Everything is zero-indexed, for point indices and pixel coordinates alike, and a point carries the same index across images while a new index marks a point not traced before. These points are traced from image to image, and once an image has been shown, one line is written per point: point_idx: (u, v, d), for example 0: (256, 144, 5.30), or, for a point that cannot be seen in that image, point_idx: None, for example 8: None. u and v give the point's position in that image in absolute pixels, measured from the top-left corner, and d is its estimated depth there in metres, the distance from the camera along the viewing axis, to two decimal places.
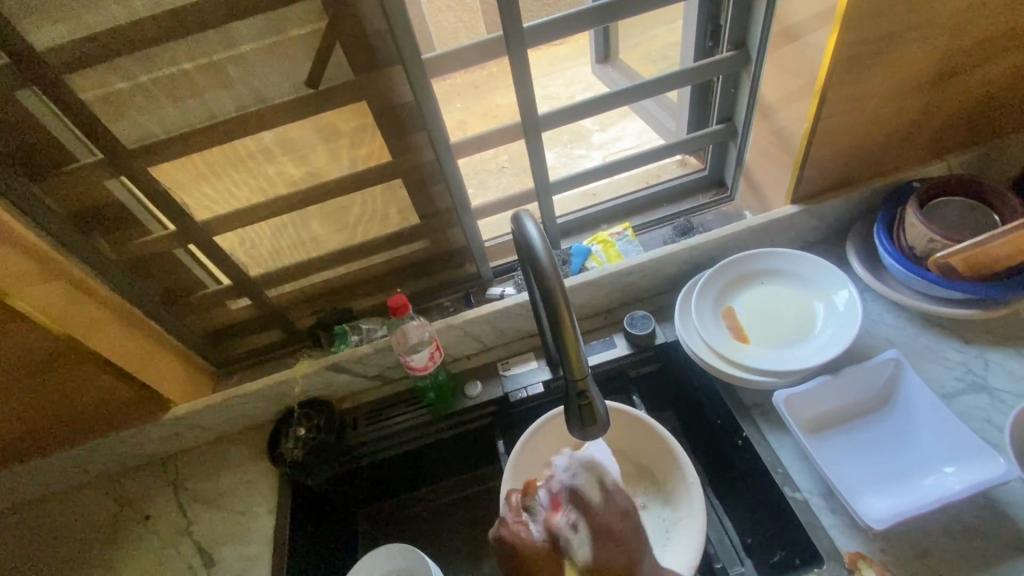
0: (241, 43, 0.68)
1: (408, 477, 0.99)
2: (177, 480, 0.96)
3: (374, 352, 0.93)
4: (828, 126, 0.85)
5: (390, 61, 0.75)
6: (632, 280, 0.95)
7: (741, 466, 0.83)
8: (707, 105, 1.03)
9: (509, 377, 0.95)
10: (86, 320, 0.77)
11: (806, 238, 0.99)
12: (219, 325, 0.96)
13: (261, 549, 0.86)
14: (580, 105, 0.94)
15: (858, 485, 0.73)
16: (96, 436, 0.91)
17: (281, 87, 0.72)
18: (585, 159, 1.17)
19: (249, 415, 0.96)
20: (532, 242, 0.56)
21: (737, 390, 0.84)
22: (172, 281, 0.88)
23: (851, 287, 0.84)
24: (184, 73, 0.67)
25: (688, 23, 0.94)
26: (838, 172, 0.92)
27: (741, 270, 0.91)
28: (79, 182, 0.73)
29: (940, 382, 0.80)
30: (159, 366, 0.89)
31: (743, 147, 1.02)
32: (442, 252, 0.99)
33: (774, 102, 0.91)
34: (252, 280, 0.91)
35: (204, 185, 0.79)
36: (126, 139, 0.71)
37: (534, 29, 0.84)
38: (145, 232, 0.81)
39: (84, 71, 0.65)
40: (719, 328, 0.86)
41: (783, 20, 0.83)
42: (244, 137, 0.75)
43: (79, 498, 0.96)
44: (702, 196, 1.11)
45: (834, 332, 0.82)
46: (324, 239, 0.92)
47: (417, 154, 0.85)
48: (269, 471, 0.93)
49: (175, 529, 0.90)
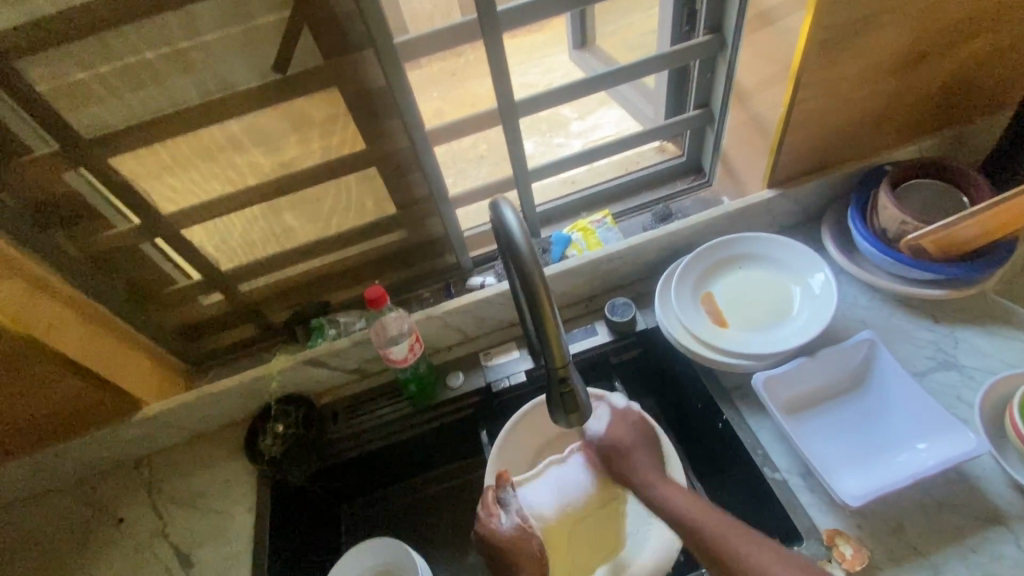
0: (203, 27, 0.65)
1: (392, 470, 0.98)
2: (152, 482, 0.93)
3: (352, 345, 0.91)
4: (804, 110, 0.85)
5: (360, 45, 0.72)
6: (612, 267, 0.95)
7: (722, 448, 0.84)
8: (685, 90, 1.03)
9: (491, 367, 0.95)
10: (49, 320, 0.74)
11: (783, 222, 1.00)
12: (190, 321, 0.93)
13: (241, 548, 0.84)
14: (559, 90, 0.93)
15: (834, 463, 0.74)
16: (63, 439, 0.88)
17: (248, 74, 0.69)
18: (563, 147, 1.17)
19: (226, 412, 0.94)
20: (509, 228, 0.55)
21: (717, 374, 0.85)
22: (139, 276, 0.85)
23: (827, 270, 0.85)
24: (143, 60, 0.64)
25: (665, 8, 0.94)
26: (813, 156, 0.93)
27: (719, 256, 0.91)
28: (35, 176, 0.70)
29: (913, 361, 0.82)
30: (129, 365, 0.86)
31: (720, 131, 1.02)
32: (420, 243, 0.97)
33: (750, 86, 0.91)
34: (223, 275, 0.89)
35: (169, 177, 0.76)
36: (84, 130, 0.68)
37: (509, 13, 0.82)
38: (108, 226, 0.78)
39: (34, 56, 0.61)
40: (698, 312, 0.87)
41: (759, 3, 0.83)
42: (209, 125, 0.72)
43: (48, 503, 0.93)
44: (680, 182, 1.11)
45: (810, 314, 0.84)
46: (299, 231, 0.89)
47: (392, 142, 0.83)
48: (248, 469, 0.91)
49: (152, 531, 0.88)
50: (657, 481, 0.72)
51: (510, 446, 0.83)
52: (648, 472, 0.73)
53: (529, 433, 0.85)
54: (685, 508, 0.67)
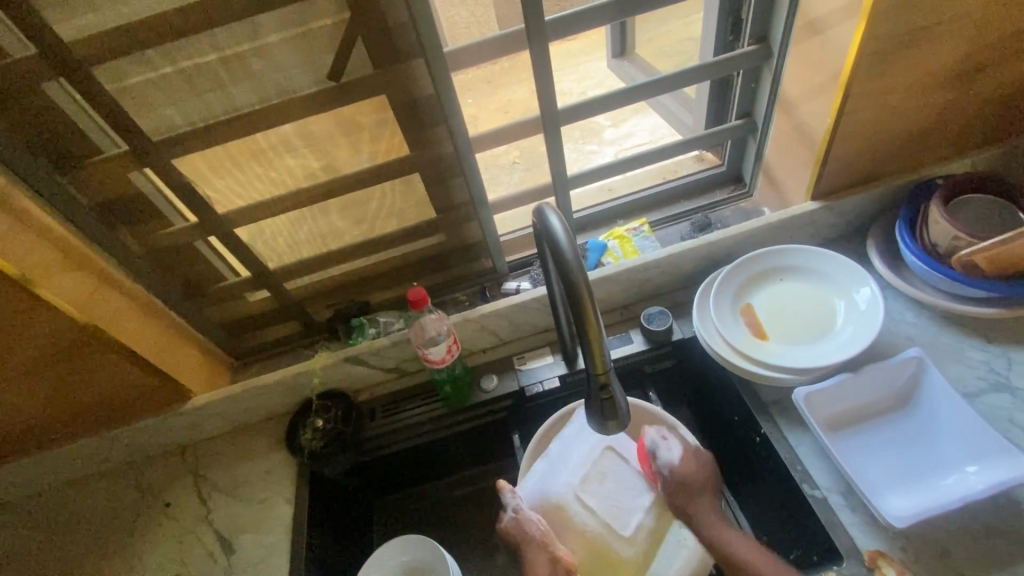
0: (265, 36, 0.68)
1: (424, 468, 1.00)
2: (198, 468, 0.97)
3: (391, 344, 0.93)
4: (853, 121, 0.83)
5: (410, 54, 0.74)
6: (650, 275, 0.95)
7: (758, 461, 0.82)
8: (727, 99, 1.03)
9: (525, 371, 0.95)
10: (112, 310, 0.79)
11: (825, 235, 0.98)
12: (239, 317, 0.97)
13: (279, 537, 0.87)
14: (601, 99, 0.94)
15: (878, 482, 0.72)
16: (117, 425, 0.92)
17: (304, 80, 0.73)
18: (597, 154, 1.19)
19: (268, 405, 0.97)
20: (555, 233, 0.56)
21: (756, 387, 0.84)
22: (194, 271, 0.89)
23: (874, 284, 0.83)
24: (209, 66, 0.68)
25: (709, 16, 0.94)
26: (860, 167, 0.91)
27: (760, 267, 0.90)
28: (105, 174, 0.74)
29: (962, 381, 0.79)
30: (180, 357, 0.90)
31: (762, 142, 1.01)
32: (458, 247, 0.99)
33: (796, 96, 0.90)
34: (271, 272, 0.92)
35: (226, 177, 0.80)
36: (151, 132, 0.72)
37: (555, 22, 0.84)
38: (167, 224, 0.82)
39: (112, 63, 0.65)
40: (737, 324, 0.86)
41: (808, 12, 0.82)
42: (266, 130, 0.75)
43: (102, 484, 0.98)
44: (719, 192, 1.11)
45: (855, 330, 0.81)
46: (343, 233, 0.92)
47: (437, 147, 0.85)
48: (288, 460, 0.94)
49: (195, 517, 0.91)
50: (712, 518, 0.74)
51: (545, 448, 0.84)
52: (707, 514, 0.75)
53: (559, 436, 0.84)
54: (734, 544, 0.71)
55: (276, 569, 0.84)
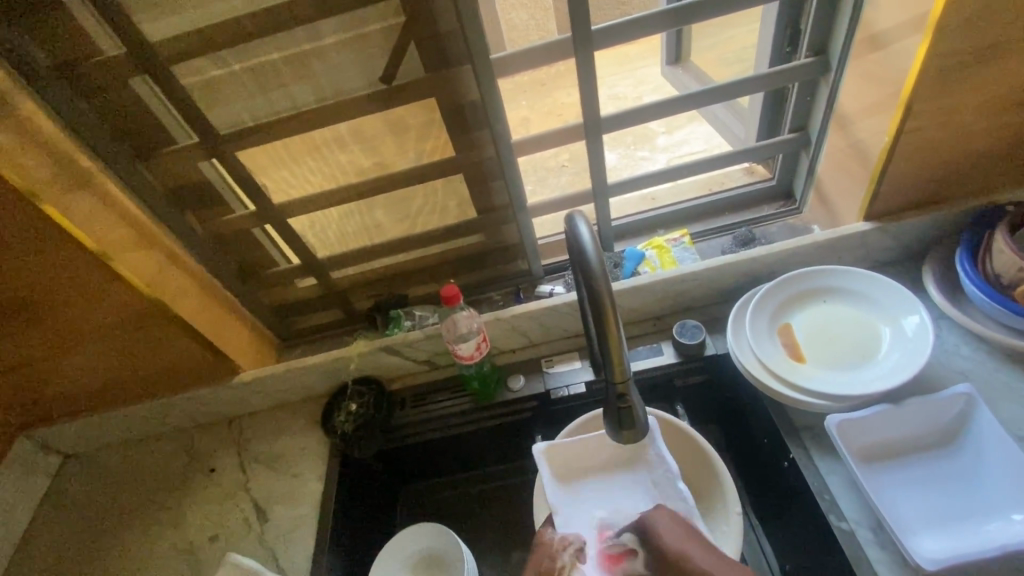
0: (325, 38, 0.73)
1: (448, 459, 1.02)
2: (241, 439, 1.04)
3: (425, 338, 0.97)
4: (913, 139, 0.79)
5: (459, 60, 0.77)
6: (686, 287, 0.94)
7: (785, 489, 0.80)
8: (781, 112, 1.00)
9: (552, 374, 0.97)
10: (174, 287, 0.86)
11: (878, 258, 0.94)
12: (287, 301, 1.04)
13: (308, 512, 0.91)
14: (647, 107, 0.93)
15: (911, 521, 0.69)
16: (173, 393, 1.00)
17: (359, 81, 0.77)
18: (646, 161, 1.18)
19: (308, 386, 1.03)
20: (583, 242, 0.57)
21: (788, 411, 0.81)
22: (251, 256, 0.96)
23: (924, 313, 0.79)
24: (273, 67, 0.74)
25: (766, 27, 0.92)
26: (920, 188, 0.86)
27: (802, 287, 0.87)
28: (177, 163, 0.81)
29: (1018, 424, 0.74)
30: (232, 333, 0.97)
31: (816, 158, 0.98)
32: (496, 247, 1.02)
33: (853, 112, 0.87)
34: (319, 261, 0.98)
35: (284, 170, 0.86)
36: (221, 126, 0.78)
37: (604, 30, 0.84)
38: (229, 211, 0.89)
39: (189, 61, 0.72)
40: (774, 345, 0.83)
41: (870, 25, 0.79)
42: (322, 128, 0.80)
43: (158, 445, 1.07)
44: (767, 207, 1.08)
45: (900, 359, 0.78)
46: (387, 228, 0.97)
47: (479, 150, 0.88)
48: (321, 440, 0.99)
49: (236, 484, 0.98)
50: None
51: (561, 455, 0.73)
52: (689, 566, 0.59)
53: (583, 452, 0.73)
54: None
55: (304, 540, 0.88)
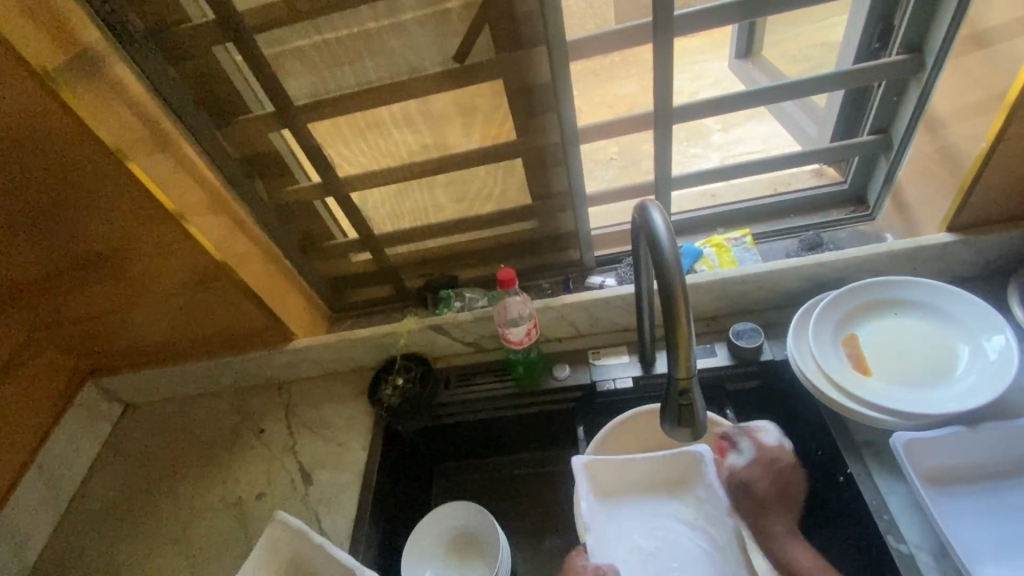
0: (403, 14, 0.73)
1: (487, 441, 1.03)
2: (290, 404, 1.07)
3: (474, 320, 0.98)
4: (1015, 146, 0.74)
5: (534, 41, 0.76)
6: (745, 289, 0.91)
7: (840, 504, 0.78)
8: (862, 112, 0.95)
9: (599, 367, 0.96)
10: (240, 251, 0.89)
11: (958, 272, 0.88)
12: (341, 274, 1.06)
13: (351, 478, 0.94)
14: (721, 100, 0.90)
15: (978, 550, 0.65)
16: (229, 354, 1.04)
17: (433, 59, 0.77)
18: (701, 159, 1.15)
19: (357, 358, 1.06)
20: (656, 231, 0.55)
21: (848, 425, 0.77)
22: (311, 227, 0.98)
23: (1010, 333, 0.74)
24: (351, 41, 0.74)
25: (855, 20, 0.87)
26: (1015, 200, 0.80)
27: (871, 297, 0.83)
28: (251, 132, 0.83)
29: None
30: (288, 300, 1.00)
31: (896, 163, 0.92)
32: (549, 235, 1.01)
33: (946, 115, 0.81)
34: (375, 237, 0.99)
35: (351, 144, 0.87)
36: (295, 97, 0.80)
37: (684, 18, 0.81)
38: (294, 182, 0.91)
39: (272, 31, 0.73)
40: (837, 355, 0.80)
41: (978, 22, 0.73)
42: (392, 104, 0.81)
43: (211, 403, 1.11)
44: (836, 211, 1.03)
45: (977, 380, 0.73)
46: (445, 208, 0.97)
47: (543, 135, 0.86)
48: (367, 411, 1.01)
49: (283, 446, 1.02)
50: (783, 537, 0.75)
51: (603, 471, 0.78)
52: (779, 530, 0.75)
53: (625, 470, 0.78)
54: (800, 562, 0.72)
55: (346, 504, 0.91)
